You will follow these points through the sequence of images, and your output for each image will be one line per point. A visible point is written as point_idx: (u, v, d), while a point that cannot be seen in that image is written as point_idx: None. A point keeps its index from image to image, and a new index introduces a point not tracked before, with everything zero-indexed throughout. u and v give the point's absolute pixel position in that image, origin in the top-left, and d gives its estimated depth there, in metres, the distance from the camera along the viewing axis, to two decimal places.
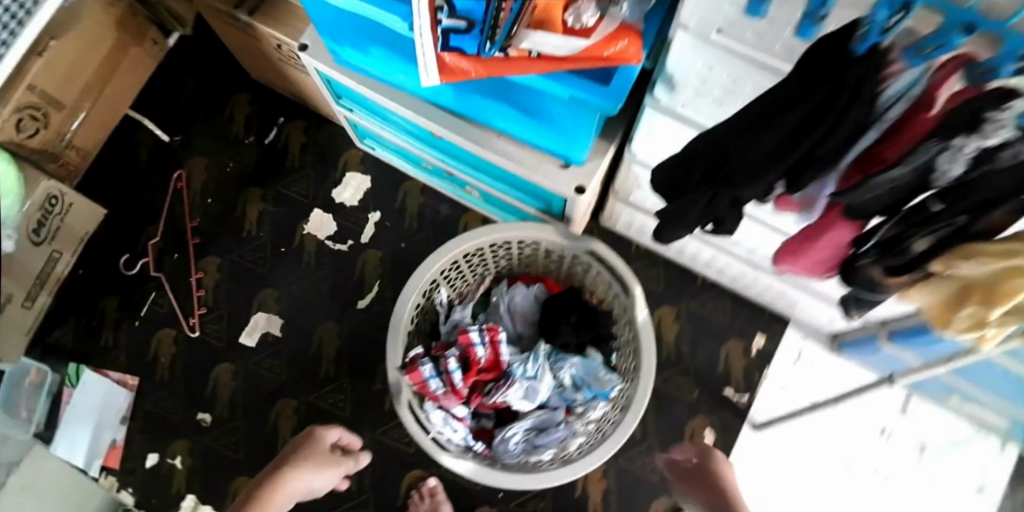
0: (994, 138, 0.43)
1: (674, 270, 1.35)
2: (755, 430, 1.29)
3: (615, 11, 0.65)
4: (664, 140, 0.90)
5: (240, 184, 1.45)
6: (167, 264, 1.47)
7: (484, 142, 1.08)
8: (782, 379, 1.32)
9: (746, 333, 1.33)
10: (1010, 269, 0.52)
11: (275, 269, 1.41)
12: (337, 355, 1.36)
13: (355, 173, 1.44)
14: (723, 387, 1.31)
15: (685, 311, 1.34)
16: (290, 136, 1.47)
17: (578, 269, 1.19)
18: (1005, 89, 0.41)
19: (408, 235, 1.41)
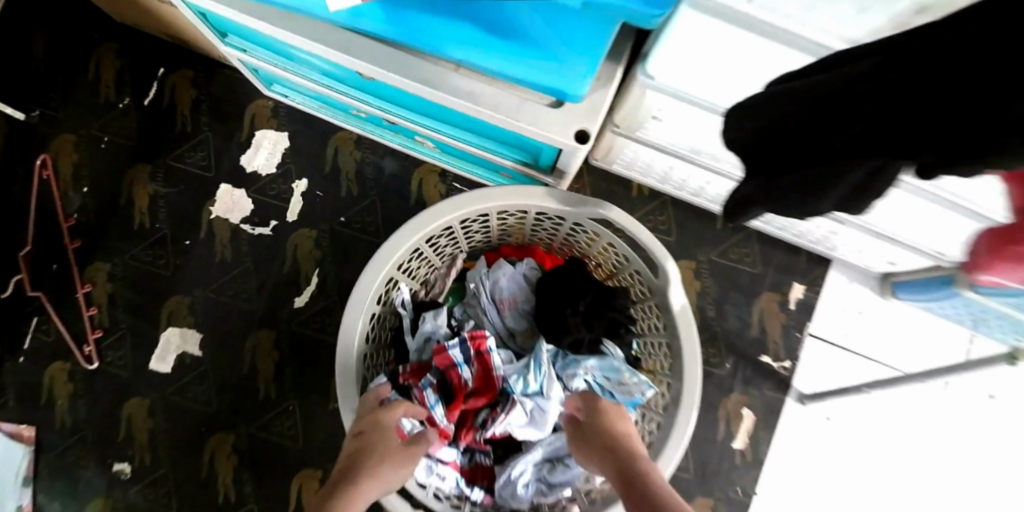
0: None
1: (686, 215, 1.05)
2: (801, 403, 1.05)
3: None
4: (710, 56, 0.62)
5: (123, 162, 1.13)
6: (45, 280, 1.12)
7: (433, 80, 0.77)
8: (829, 335, 1.05)
9: (782, 284, 1.05)
10: None
11: (183, 269, 1.10)
12: (276, 373, 1.07)
13: (268, 131, 1.12)
14: (760, 354, 1.04)
15: (707, 265, 1.05)
16: (176, 88, 1.14)
17: (581, 239, 0.93)
18: None
19: (348, 206, 1.10)
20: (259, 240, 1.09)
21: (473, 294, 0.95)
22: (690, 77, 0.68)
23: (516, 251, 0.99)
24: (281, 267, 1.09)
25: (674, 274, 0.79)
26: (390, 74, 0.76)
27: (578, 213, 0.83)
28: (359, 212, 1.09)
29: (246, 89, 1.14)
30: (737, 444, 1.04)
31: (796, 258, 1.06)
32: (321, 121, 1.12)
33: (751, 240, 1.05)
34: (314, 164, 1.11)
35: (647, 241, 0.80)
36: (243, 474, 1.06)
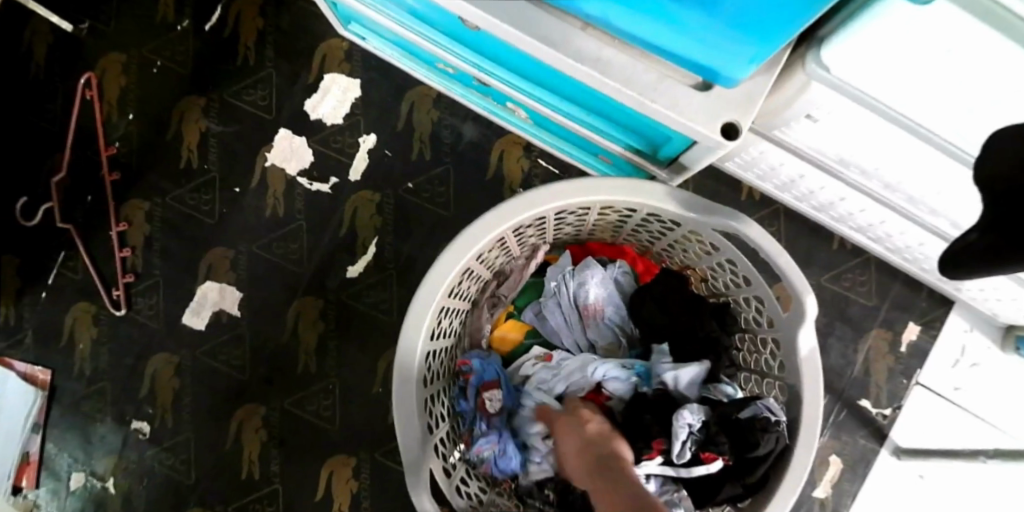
0: None
1: (796, 229, 0.94)
2: (897, 457, 0.91)
3: None
4: (937, 48, 0.50)
5: (176, 92, 1.02)
6: (77, 211, 1.01)
7: (558, 43, 0.64)
8: (940, 385, 0.92)
9: (895, 321, 0.93)
10: None
11: (230, 218, 0.99)
12: (318, 347, 0.97)
13: (339, 75, 1.00)
14: (860, 396, 0.92)
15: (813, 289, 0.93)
16: (242, 16, 1.02)
17: (689, 247, 0.82)
18: None
19: (418, 171, 0.99)
20: (316, 197, 0.98)
21: (555, 293, 0.87)
22: (889, 68, 0.56)
23: (607, 249, 0.91)
24: (337, 229, 0.98)
25: (812, 310, 0.67)
26: (504, 30, 0.63)
27: (704, 222, 0.71)
28: (431, 180, 0.98)
29: (318, 25, 1.02)
30: (819, 492, 0.90)
31: (914, 295, 0.93)
32: (398, 73, 1.00)
33: (867, 266, 0.93)
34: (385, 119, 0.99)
35: (783, 268, 0.68)
36: (270, 451, 0.96)
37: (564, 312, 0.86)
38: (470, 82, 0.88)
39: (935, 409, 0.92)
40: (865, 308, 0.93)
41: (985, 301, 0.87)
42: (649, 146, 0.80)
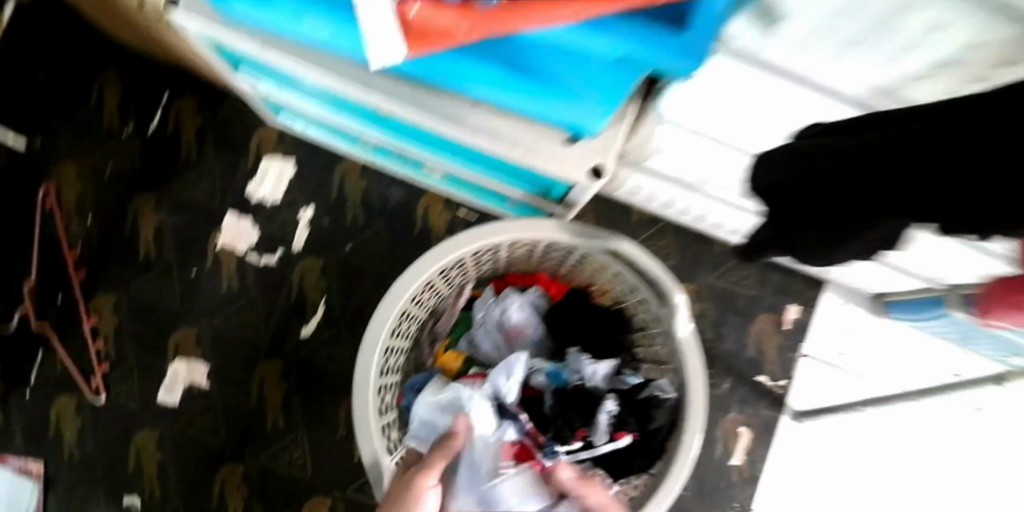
0: None
1: (686, 238, 1.08)
2: (797, 421, 1.04)
3: None
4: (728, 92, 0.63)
5: (129, 193, 1.14)
6: (50, 311, 1.11)
7: (452, 118, 0.75)
8: (824, 354, 1.06)
9: (778, 305, 1.06)
10: None
11: (191, 297, 1.10)
12: (283, 402, 1.08)
13: (273, 157, 1.12)
14: (756, 374, 1.05)
15: (706, 288, 1.07)
16: (181, 115, 1.15)
17: (588, 267, 0.95)
18: None
19: (353, 234, 1.11)
20: (265, 270, 1.10)
21: (482, 322, 0.98)
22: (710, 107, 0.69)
23: (523, 278, 1.03)
24: (288, 295, 1.09)
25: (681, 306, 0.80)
26: (407, 111, 0.74)
27: (588, 245, 0.84)
28: (365, 240, 1.10)
29: (249, 115, 1.14)
30: (735, 461, 1.03)
31: (791, 281, 1.07)
32: (326, 150, 1.12)
33: (748, 262, 1.07)
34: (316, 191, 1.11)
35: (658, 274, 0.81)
36: (252, 504, 1.05)
37: (492, 336, 0.97)
38: (388, 153, 1.01)
39: (821, 375, 1.06)
40: (752, 298, 1.06)
41: (848, 279, 1.01)
42: (543, 191, 0.94)
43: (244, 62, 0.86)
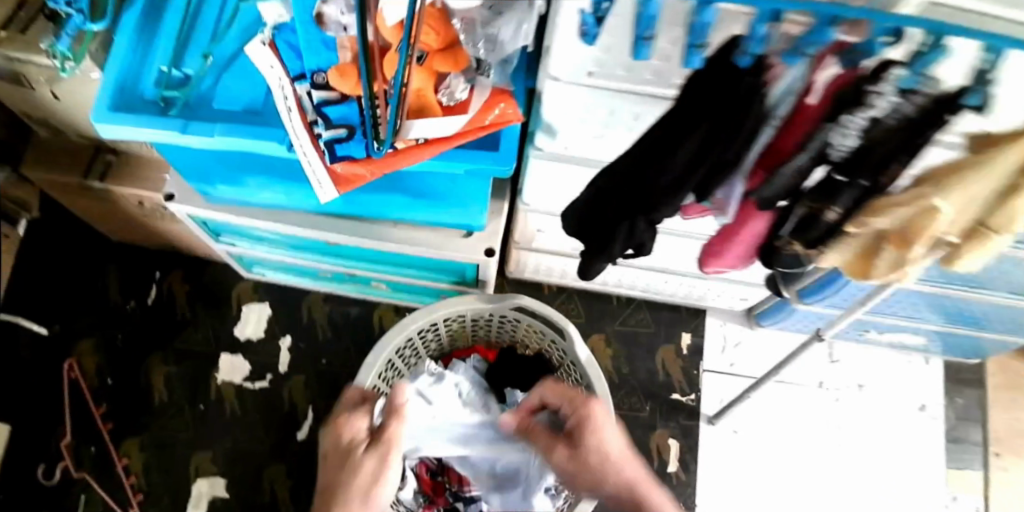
0: (879, 106, 0.35)
1: (590, 300, 1.33)
2: (710, 423, 1.24)
3: (485, 80, 0.60)
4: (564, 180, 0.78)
5: (141, 351, 1.38)
6: (86, 460, 1.32)
7: (380, 234, 0.84)
8: (719, 365, 1.29)
9: (673, 335, 1.31)
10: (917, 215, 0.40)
11: (202, 425, 1.33)
12: (291, 500, 1.28)
13: (251, 306, 1.39)
14: (669, 393, 1.26)
15: (614, 334, 1.30)
16: (172, 288, 1.42)
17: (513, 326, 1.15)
18: (863, 76, 0.35)
19: (325, 349, 1.37)
20: (260, 392, 1.34)
21: None
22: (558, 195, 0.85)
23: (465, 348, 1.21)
24: (283, 408, 1.33)
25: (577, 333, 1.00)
26: (346, 237, 0.84)
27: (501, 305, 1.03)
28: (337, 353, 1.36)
29: (225, 278, 1.42)
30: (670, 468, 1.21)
31: (679, 313, 1.32)
32: (293, 291, 1.40)
33: (641, 307, 1.32)
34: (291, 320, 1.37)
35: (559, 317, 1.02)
36: None
37: None
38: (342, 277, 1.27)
39: (721, 384, 1.28)
40: (651, 334, 1.31)
41: (716, 302, 1.25)
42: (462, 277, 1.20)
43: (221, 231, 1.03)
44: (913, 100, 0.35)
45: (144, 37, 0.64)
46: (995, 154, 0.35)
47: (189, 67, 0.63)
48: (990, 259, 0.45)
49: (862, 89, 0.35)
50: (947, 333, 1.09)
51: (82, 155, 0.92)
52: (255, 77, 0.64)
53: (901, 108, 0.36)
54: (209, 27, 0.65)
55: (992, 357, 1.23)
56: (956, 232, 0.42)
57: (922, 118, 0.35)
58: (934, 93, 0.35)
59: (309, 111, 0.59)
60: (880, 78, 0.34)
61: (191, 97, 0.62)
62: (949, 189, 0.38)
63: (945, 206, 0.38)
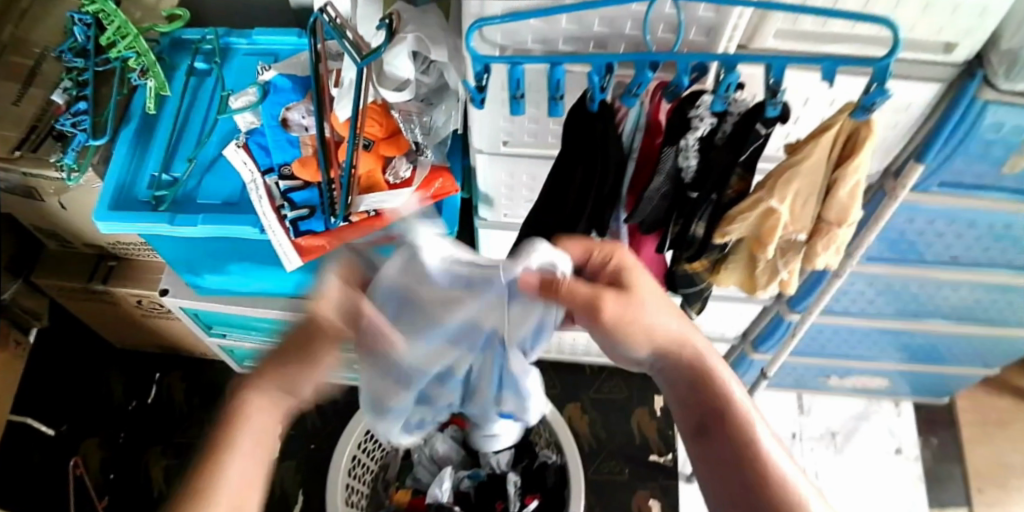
0: (702, 126, 0.46)
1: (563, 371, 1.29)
2: (689, 481, 1.19)
3: (424, 159, 0.70)
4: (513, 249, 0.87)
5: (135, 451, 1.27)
6: None
7: None
8: None
9: (646, 398, 1.27)
10: (762, 215, 0.50)
11: None
12: None
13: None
14: (647, 455, 1.21)
15: (589, 401, 1.26)
16: (171, 388, 1.30)
17: None
18: (688, 99, 0.46)
19: (314, 434, 1.29)
20: None
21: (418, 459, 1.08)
22: None
23: None
24: None
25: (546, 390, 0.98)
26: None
27: None
28: (328, 437, 1.28)
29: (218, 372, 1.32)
30: None
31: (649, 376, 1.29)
32: None
33: (614, 374, 1.29)
34: None
35: None
36: None
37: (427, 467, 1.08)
38: None
39: None
40: (625, 400, 1.26)
41: None
42: None
43: (214, 322, 1.01)
44: (728, 119, 0.46)
45: (139, 149, 0.77)
46: (801, 156, 0.46)
47: (177, 171, 0.75)
48: (840, 255, 0.54)
49: (687, 115, 0.46)
50: (908, 371, 1.13)
51: (87, 264, 1.02)
52: (232, 176, 0.75)
53: (723, 127, 0.46)
54: (194, 138, 0.77)
55: (960, 393, 1.25)
56: (803, 230, 0.51)
57: (740, 128, 0.45)
58: (742, 113, 0.46)
59: (276, 196, 0.70)
60: (696, 103, 0.45)
61: (178, 195, 0.73)
62: (779, 188, 0.48)
63: (780, 204, 0.48)
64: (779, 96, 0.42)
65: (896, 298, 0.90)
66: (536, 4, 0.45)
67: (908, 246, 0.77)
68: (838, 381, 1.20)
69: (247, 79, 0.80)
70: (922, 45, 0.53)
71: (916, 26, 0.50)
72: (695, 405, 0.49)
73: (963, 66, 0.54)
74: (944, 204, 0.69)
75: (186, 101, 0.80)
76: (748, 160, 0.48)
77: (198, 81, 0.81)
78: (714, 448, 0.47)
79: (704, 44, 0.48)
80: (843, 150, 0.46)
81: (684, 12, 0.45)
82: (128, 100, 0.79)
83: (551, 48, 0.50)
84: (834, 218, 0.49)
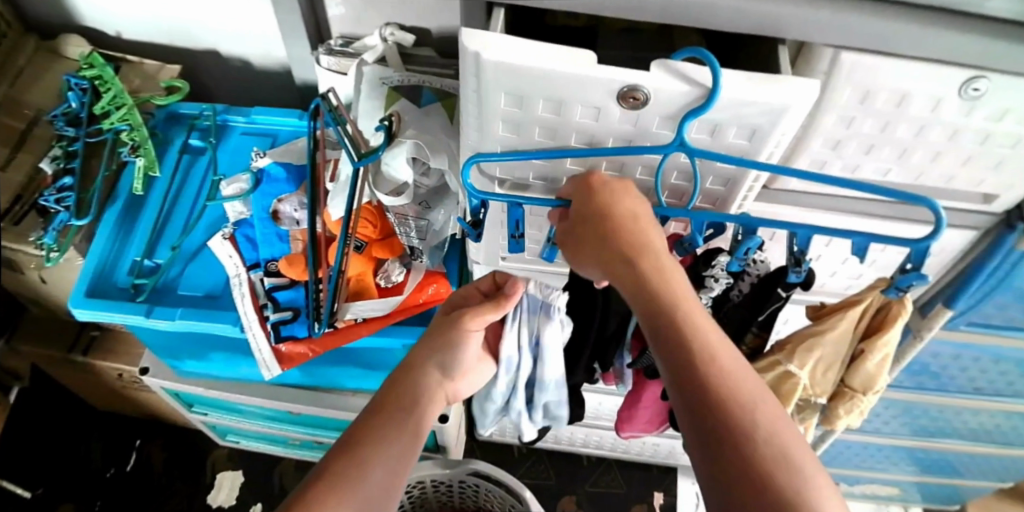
0: (716, 287, 0.50)
1: (557, 461, 1.21)
2: None
3: (419, 263, 0.67)
4: None
5: None
6: None
7: (336, 403, 0.81)
8: None
9: (644, 495, 1.18)
10: (780, 378, 0.58)
11: None
12: None
13: (224, 473, 1.19)
14: None
15: (584, 497, 1.18)
16: (150, 456, 1.19)
17: (465, 493, 0.90)
18: (707, 253, 0.50)
19: None
20: None
21: None
22: None
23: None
24: None
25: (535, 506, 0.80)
26: (318, 410, 0.81)
27: (452, 472, 0.84)
28: None
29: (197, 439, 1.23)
30: None
31: (648, 472, 1.20)
32: None
33: (611, 468, 1.21)
34: (258, 487, 1.18)
35: (510, 482, 0.81)
36: None
37: None
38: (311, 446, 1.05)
39: None
40: (623, 496, 1.18)
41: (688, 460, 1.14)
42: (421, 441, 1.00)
43: (194, 400, 0.90)
44: (745, 280, 0.51)
45: (122, 232, 0.72)
46: (828, 327, 0.52)
47: (160, 257, 0.71)
48: (862, 416, 0.61)
49: (702, 273, 0.50)
50: (921, 482, 1.09)
51: (67, 334, 0.98)
52: (218, 267, 0.71)
53: (740, 287, 0.52)
54: (180, 225, 0.73)
55: (970, 502, 1.21)
56: (823, 393, 0.58)
57: (761, 287, 0.50)
58: (760, 275, 0.51)
59: (260, 294, 0.66)
60: (714, 260, 0.49)
61: (158, 283, 0.69)
62: (801, 354, 0.55)
63: (800, 369, 0.56)
64: (803, 263, 0.45)
65: (912, 418, 0.87)
66: (537, 146, 0.45)
67: (935, 371, 0.75)
68: (842, 486, 1.15)
69: (241, 164, 0.77)
70: (961, 195, 0.50)
71: (956, 179, 0.47)
72: (647, 319, 0.35)
73: (1002, 217, 0.52)
74: (968, 337, 0.67)
75: (176, 182, 0.76)
76: (765, 321, 0.53)
77: (190, 160, 0.78)
78: (711, 467, 0.30)
79: (721, 193, 0.48)
80: (875, 321, 0.52)
81: (700, 163, 0.45)
82: (115, 176, 0.75)
83: (551, 184, 0.50)
84: (858, 384, 0.57)
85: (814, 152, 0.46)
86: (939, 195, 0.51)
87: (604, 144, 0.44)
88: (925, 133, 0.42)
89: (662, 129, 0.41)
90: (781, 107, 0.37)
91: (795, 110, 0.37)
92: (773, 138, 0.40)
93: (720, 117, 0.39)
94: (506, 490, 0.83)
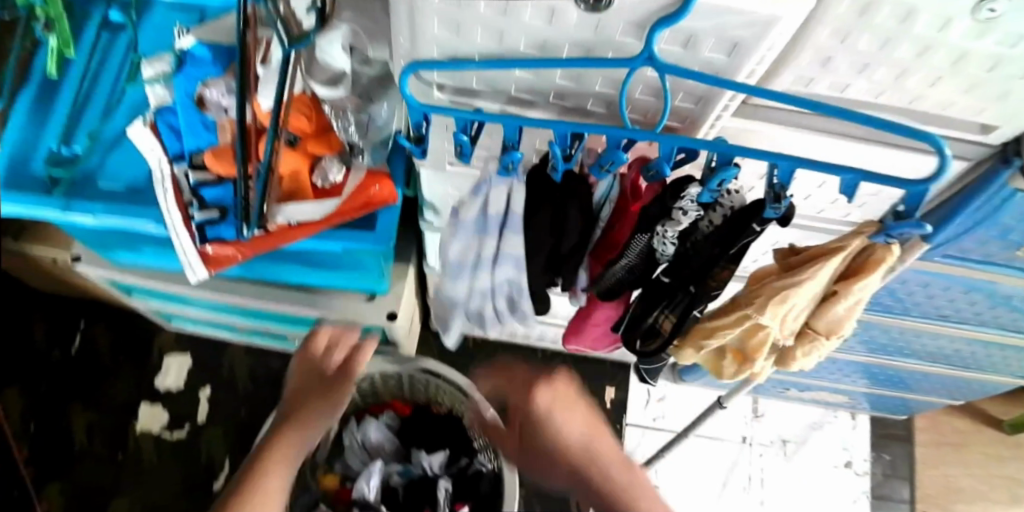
0: (684, 219, 0.45)
1: (516, 352, 1.25)
2: None
3: (359, 162, 0.64)
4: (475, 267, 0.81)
5: (57, 402, 1.19)
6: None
7: (283, 297, 0.83)
8: (643, 419, 1.23)
9: (599, 388, 1.24)
10: (747, 324, 0.54)
11: (121, 474, 1.16)
12: None
13: (172, 357, 1.24)
14: None
15: None
16: (95, 338, 1.24)
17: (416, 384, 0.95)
18: (677, 181, 0.44)
19: (246, 399, 1.22)
20: (174, 444, 1.18)
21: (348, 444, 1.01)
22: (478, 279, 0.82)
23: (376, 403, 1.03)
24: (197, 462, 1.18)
25: (477, 396, 0.85)
26: (275, 304, 0.83)
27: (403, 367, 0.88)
28: (260, 404, 1.21)
29: (148, 322, 1.25)
30: None
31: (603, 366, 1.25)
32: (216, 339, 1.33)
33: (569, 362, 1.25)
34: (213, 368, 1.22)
35: (453, 375, 0.86)
36: None
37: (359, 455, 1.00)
38: (262, 332, 1.07)
39: (647, 437, 1.22)
40: (579, 387, 1.23)
41: None
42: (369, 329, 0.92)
43: (132, 288, 0.90)
44: (717, 211, 0.45)
45: (38, 117, 0.67)
46: (803, 280, 0.46)
47: (78, 145, 0.67)
48: (819, 358, 0.58)
49: (669, 206, 0.44)
50: (872, 392, 1.11)
51: None
52: (139, 158, 0.68)
53: (711, 218, 0.45)
54: (100, 107, 0.69)
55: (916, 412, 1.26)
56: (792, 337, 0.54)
57: (732, 221, 0.44)
58: (733, 207, 0.45)
59: (184, 191, 0.63)
60: (684, 191, 0.43)
61: (77, 174, 0.66)
62: (774, 306, 0.49)
63: (769, 320, 0.50)
64: (783, 199, 0.40)
65: (870, 338, 0.86)
66: (475, 50, 0.39)
67: (896, 299, 0.73)
68: (793, 391, 1.19)
69: (165, 43, 0.70)
70: (959, 124, 0.43)
71: (954, 106, 0.41)
72: None
73: (998, 149, 0.46)
74: (938, 269, 0.64)
75: (95, 62, 0.71)
76: (734, 254, 0.47)
77: (111, 37, 0.72)
78: None
79: (692, 112, 0.42)
80: (854, 266, 0.46)
81: (669, 79, 0.38)
82: (30, 56, 0.69)
83: (498, 90, 0.44)
84: (823, 327, 0.53)
85: (800, 69, 0.39)
86: (938, 122, 0.44)
87: (558, 52, 0.37)
88: (933, 52, 0.35)
89: (626, 36, 0.34)
90: (753, 19, 0.30)
91: (785, 23, 0.30)
92: (757, 53, 0.34)
93: (697, 28, 0.32)
94: (452, 383, 0.88)
